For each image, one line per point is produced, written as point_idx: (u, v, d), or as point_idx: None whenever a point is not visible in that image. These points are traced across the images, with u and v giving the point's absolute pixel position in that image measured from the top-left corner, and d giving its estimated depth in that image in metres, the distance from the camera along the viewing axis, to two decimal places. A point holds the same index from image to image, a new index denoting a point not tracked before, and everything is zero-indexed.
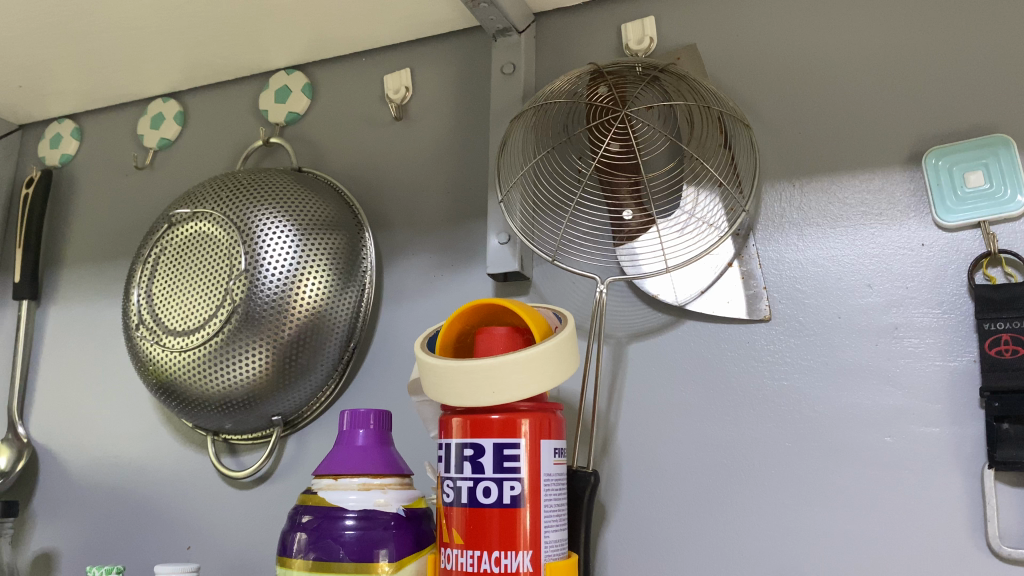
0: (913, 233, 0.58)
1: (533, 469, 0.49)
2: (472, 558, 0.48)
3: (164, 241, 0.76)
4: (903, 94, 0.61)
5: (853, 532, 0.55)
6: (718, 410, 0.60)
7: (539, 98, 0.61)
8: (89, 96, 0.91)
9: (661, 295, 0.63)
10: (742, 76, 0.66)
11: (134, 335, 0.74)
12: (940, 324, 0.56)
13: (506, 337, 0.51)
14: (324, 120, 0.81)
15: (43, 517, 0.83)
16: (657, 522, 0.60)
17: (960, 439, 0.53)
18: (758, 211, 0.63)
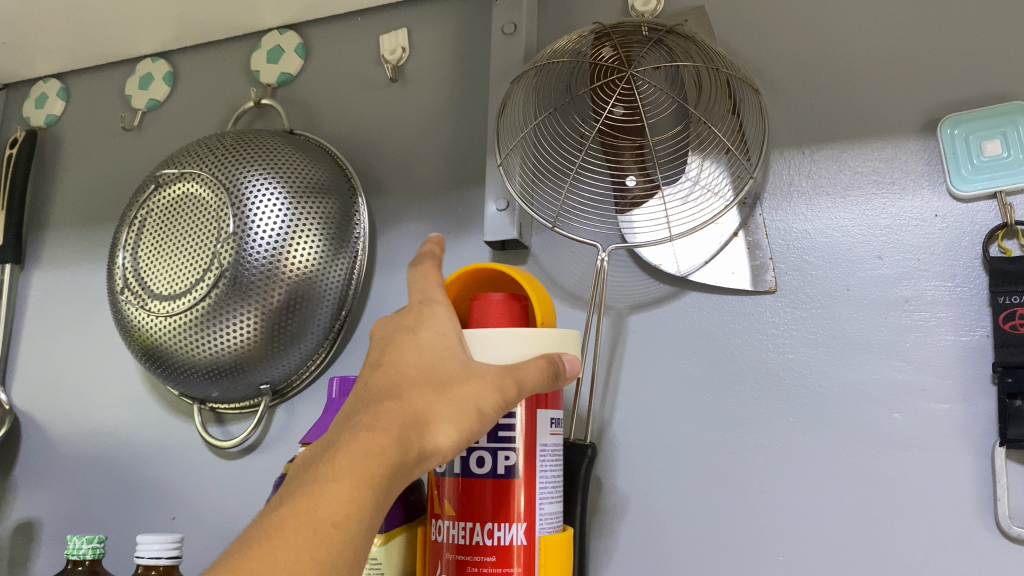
0: (926, 203, 0.56)
1: (529, 440, 0.47)
2: (464, 530, 0.46)
3: (151, 203, 0.73)
4: (920, 60, 0.58)
5: (858, 511, 0.53)
6: (720, 383, 0.58)
7: (542, 57, 0.59)
8: (75, 54, 0.88)
9: (663, 264, 0.61)
10: (752, 40, 0.64)
11: (119, 299, 0.72)
12: (953, 297, 0.54)
13: (502, 305, 0.49)
14: (317, 82, 0.79)
15: (26, 485, 0.81)
16: (655, 498, 0.58)
17: (971, 416, 0.52)
18: (765, 179, 0.61)
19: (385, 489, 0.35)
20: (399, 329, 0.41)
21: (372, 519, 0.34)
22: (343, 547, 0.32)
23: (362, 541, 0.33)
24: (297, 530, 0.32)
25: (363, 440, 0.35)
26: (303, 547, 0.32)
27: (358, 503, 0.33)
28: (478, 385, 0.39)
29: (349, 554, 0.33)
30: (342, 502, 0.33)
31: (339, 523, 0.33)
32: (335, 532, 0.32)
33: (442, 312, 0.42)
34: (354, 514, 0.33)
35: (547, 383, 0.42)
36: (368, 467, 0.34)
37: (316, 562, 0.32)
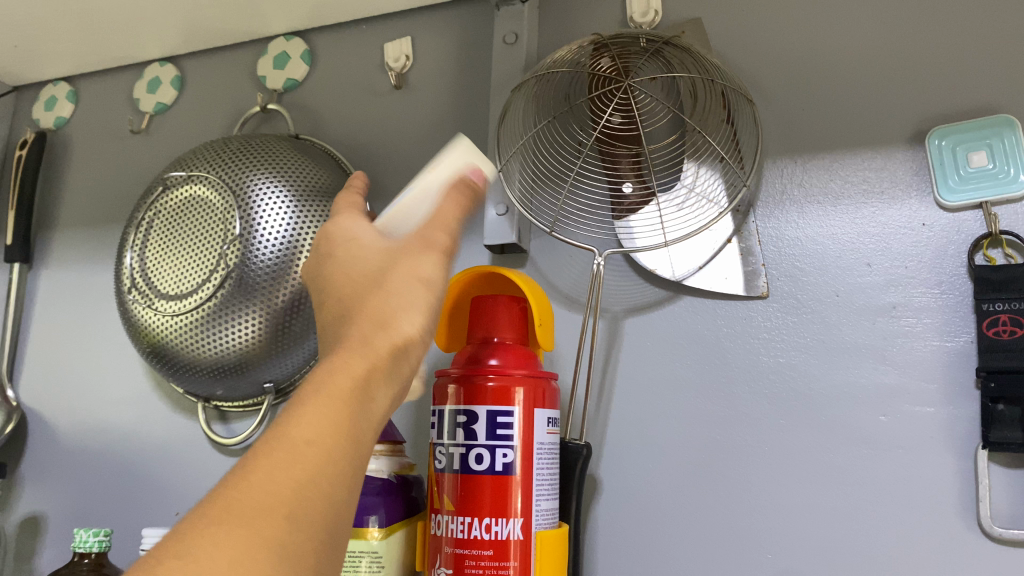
0: (913, 212, 0.58)
1: (526, 438, 0.49)
2: (463, 524, 0.48)
3: (158, 204, 0.75)
4: (910, 72, 0.60)
5: (845, 510, 0.54)
6: (712, 385, 0.60)
7: (541, 68, 0.60)
8: (84, 57, 0.90)
9: (659, 269, 0.62)
10: (748, 51, 0.65)
11: (126, 298, 0.73)
12: (939, 304, 0.56)
13: (502, 306, 0.52)
14: (322, 88, 0.80)
15: (32, 480, 0.82)
16: (648, 497, 0.59)
17: (954, 419, 0.53)
18: (758, 187, 0.62)
19: (355, 406, 0.33)
20: (320, 260, 0.42)
21: (352, 436, 0.32)
22: (321, 466, 0.30)
23: (341, 464, 0.31)
24: (271, 454, 0.30)
25: (326, 367, 0.33)
26: (278, 468, 0.29)
27: (332, 424, 0.31)
28: (410, 258, 0.39)
29: (332, 476, 0.30)
30: (315, 423, 0.31)
31: (313, 441, 0.31)
32: (311, 450, 0.30)
33: (348, 222, 0.44)
34: (330, 433, 0.31)
35: (467, 201, 0.44)
36: (336, 386, 0.33)
37: (295, 480, 0.29)
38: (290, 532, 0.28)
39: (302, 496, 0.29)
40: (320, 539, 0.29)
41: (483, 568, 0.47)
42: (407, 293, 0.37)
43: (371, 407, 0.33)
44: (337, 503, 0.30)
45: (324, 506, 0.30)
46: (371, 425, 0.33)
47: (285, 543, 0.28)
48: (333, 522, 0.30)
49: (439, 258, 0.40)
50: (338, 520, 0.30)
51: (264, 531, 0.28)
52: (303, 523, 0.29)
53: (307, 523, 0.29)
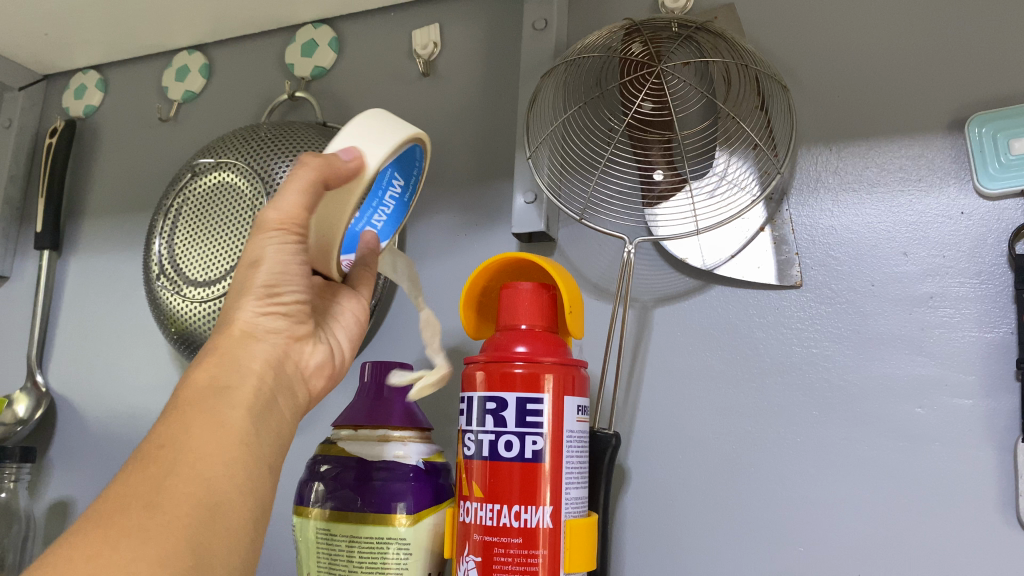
0: (952, 200, 0.57)
1: (555, 426, 0.48)
2: (492, 511, 0.47)
3: (187, 191, 0.75)
4: (950, 57, 0.59)
5: (879, 503, 0.53)
6: (744, 376, 0.59)
7: (572, 53, 0.60)
8: (113, 46, 0.90)
9: (689, 258, 0.61)
10: (781, 37, 0.64)
11: (155, 285, 0.73)
12: (977, 294, 0.54)
13: (531, 294, 0.52)
14: (350, 76, 0.80)
15: (60, 465, 0.83)
16: (678, 489, 0.59)
17: (993, 412, 0.52)
18: (792, 174, 0.61)
19: (202, 405, 0.41)
20: None
21: (204, 427, 0.40)
22: (170, 456, 0.38)
23: (196, 451, 0.38)
24: (132, 469, 0.37)
25: (178, 396, 0.41)
26: (139, 476, 0.37)
27: (182, 430, 0.39)
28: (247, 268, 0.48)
29: (191, 465, 0.38)
30: (167, 435, 0.39)
31: (164, 447, 0.38)
32: (166, 453, 0.38)
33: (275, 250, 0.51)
34: (173, 436, 0.39)
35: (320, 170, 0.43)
36: (184, 397, 0.41)
37: (147, 477, 0.37)
38: (151, 513, 0.35)
39: (161, 485, 0.36)
40: (189, 509, 0.36)
41: (512, 556, 0.46)
42: (250, 284, 0.46)
43: (226, 406, 0.41)
44: (203, 485, 0.37)
45: (189, 488, 0.37)
46: (233, 420, 0.41)
47: (150, 523, 0.35)
48: (202, 497, 0.37)
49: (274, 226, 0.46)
50: (208, 496, 0.37)
51: (127, 517, 0.34)
52: (164, 505, 0.35)
53: (172, 502, 0.36)
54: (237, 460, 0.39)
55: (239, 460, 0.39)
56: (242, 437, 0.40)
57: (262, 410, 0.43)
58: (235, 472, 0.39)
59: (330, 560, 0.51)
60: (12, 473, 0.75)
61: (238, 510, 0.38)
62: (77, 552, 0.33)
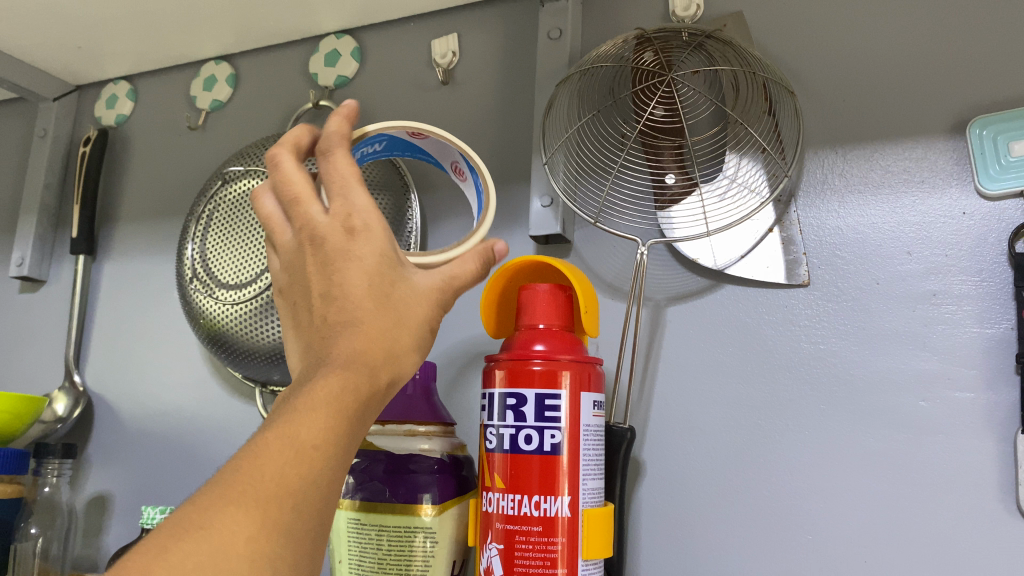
0: (955, 201, 0.59)
1: (573, 421, 0.51)
2: (513, 501, 0.50)
3: (218, 197, 0.78)
4: (953, 62, 0.61)
5: (884, 491, 0.56)
6: (753, 371, 0.61)
7: (585, 62, 0.63)
8: (143, 57, 0.94)
9: (701, 258, 0.64)
10: (789, 44, 0.66)
11: (187, 287, 0.77)
12: (979, 291, 0.56)
13: (548, 295, 0.54)
14: (372, 84, 0.83)
15: (97, 461, 0.87)
16: (691, 480, 0.61)
17: (995, 405, 0.54)
18: (800, 177, 0.64)
19: (353, 423, 0.36)
20: (350, 200, 0.41)
21: (342, 452, 0.36)
22: (320, 467, 0.34)
23: (336, 469, 0.35)
24: (280, 451, 0.34)
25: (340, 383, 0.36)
26: (288, 463, 0.33)
27: (336, 433, 0.35)
28: (420, 304, 0.41)
29: (328, 477, 0.35)
30: (315, 433, 0.35)
31: (318, 449, 0.34)
32: (315, 455, 0.34)
33: (371, 213, 0.41)
34: (329, 439, 0.35)
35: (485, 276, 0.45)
36: (337, 404, 0.36)
37: (299, 477, 0.33)
38: (296, 514, 0.33)
39: (305, 492, 0.33)
40: (313, 529, 0.34)
41: (532, 543, 0.49)
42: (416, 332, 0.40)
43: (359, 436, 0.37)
44: (331, 502, 0.35)
45: (319, 504, 0.34)
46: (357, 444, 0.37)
47: (291, 528, 0.33)
48: (326, 515, 0.35)
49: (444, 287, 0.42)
50: (326, 516, 0.35)
51: (275, 513, 0.32)
52: (306, 512, 0.33)
53: (309, 513, 0.33)
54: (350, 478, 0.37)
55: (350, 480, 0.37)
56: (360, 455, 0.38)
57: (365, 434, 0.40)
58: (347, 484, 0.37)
59: (361, 549, 0.54)
60: (54, 468, 0.78)
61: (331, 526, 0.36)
62: (220, 541, 0.30)
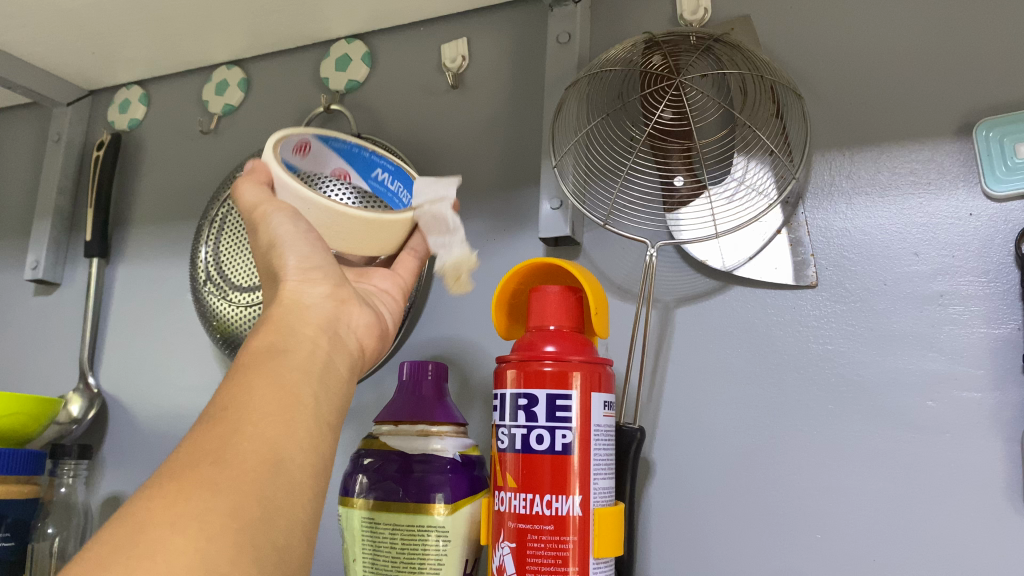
0: (961, 203, 0.59)
1: (584, 421, 0.51)
2: (525, 500, 0.51)
3: (231, 201, 0.79)
4: (958, 65, 0.61)
5: (893, 492, 0.56)
6: (762, 372, 0.62)
7: (595, 66, 0.63)
8: (156, 62, 0.95)
9: (709, 260, 0.64)
10: (796, 47, 0.67)
11: (202, 290, 0.78)
12: (986, 292, 0.57)
13: (559, 297, 0.55)
14: (382, 89, 0.84)
15: (112, 462, 0.88)
16: (700, 479, 0.62)
17: (1002, 404, 0.55)
18: (808, 179, 0.64)
19: (252, 368, 0.41)
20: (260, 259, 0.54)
21: (255, 395, 0.39)
22: (234, 415, 0.38)
23: (256, 407, 0.38)
24: (200, 431, 0.37)
25: (238, 360, 0.42)
26: (207, 435, 0.37)
27: (246, 391, 0.39)
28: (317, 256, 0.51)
29: (253, 426, 0.37)
30: (227, 400, 0.39)
31: (228, 409, 0.38)
32: (231, 415, 0.38)
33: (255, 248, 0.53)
34: (237, 396, 0.39)
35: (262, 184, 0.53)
36: (244, 370, 0.41)
37: (217, 437, 0.36)
38: (220, 468, 0.35)
39: (230, 447, 0.36)
40: (259, 471, 0.35)
41: (544, 542, 0.50)
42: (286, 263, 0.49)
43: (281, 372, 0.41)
44: (269, 447, 0.37)
45: (257, 449, 0.36)
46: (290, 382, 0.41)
47: (221, 480, 0.34)
48: (268, 458, 0.36)
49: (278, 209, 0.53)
50: (270, 460, 0.36)
51: (199, 476, 0.34)
52: (233, 465, 0.35)
53: (238, 462, 0.35)
54: (299, 424, 0.39)
55: (297, 420, 0.39)
56: (305, 400, 0.40)
57: (322, 370, 0.43)
58: (297, 439, 0.38)
59: (374, 548, 0.55)
60: (71, 469, 0.80)
61: (298, 473, 0.37)
62: (150, 514, 0.32)
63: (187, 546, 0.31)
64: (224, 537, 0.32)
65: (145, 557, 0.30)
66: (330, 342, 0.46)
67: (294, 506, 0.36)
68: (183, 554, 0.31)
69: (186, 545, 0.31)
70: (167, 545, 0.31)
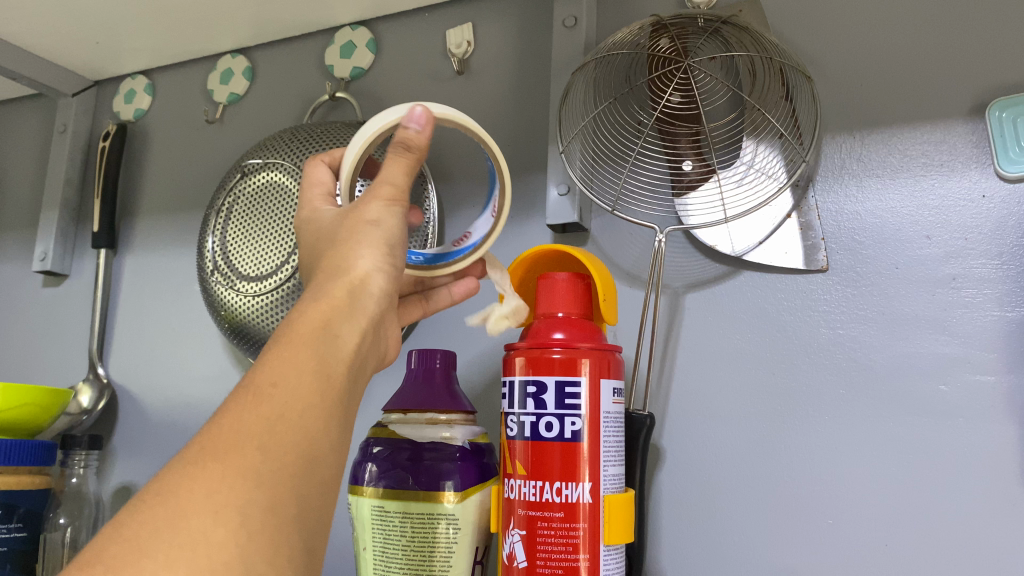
0: (974, 184, 0.58)
1: (593, 408, 0.51)
2: (535, 488, 0.50)
3: (237, 190, 0.78)
4: (971, 45, 0.60)
5: (905, 478, 0.56)
6: (772, 357, 0.61)
7: (601, 50, 0.63)
8: (160, 52, 0.95)
9: (719, 245, 0.64)
10: (806, 29, 0.66)
11: (209, 279, 0.78)
12: (999, 275, 0.56)
13: (567, 283, 0.55)
14: (388, 76, 0.83)
15: (122, 452, 0.88)
16: (711, 466, 0.62)
17: (1016, 388, 0.54)
18: (818, 162, 0.63)
19: (313, 363, 0.37)
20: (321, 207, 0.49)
21: (312, 393, 0.36)
22: (279, 403, 0.35)
23: (305, 401, 0.36)
24: (241, 404, 0.35)
25: (287, 330, 0.39)
26: (251, 414, 0.34)
27: (297, 372, 0.37)
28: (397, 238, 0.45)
29: (298, 414, 0.35)
30: (276, 373, 0.36)
31: (276, 388, 0.36)
32: (277, 396, 0.35)
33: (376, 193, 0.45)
34: (287, 377, 0.36)
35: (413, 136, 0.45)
36: (298, 343, 0.38)
37: (261, 420, 0.34)
38: (264, 457, 0.33)
39: (275, 435, 0.34)
40: (298, 464, 0.34)
41: (554, 529, 0.49)
42: (372, 235, 0.44)
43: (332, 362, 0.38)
44: (308, 438, 0.35)
45: (300, 437, 0.35)
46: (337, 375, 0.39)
47: (261, 470, 0.33)
48: (307, 452, 0.35)
49: (388, 196, 0.45)
50: (311, 453, 0.35)
51: (239, 460, 0.33)
52: (277, 455, 0.34)
53: (281, 453, 0.34)
54: (335, 417, 0.38)
55: (334, 414, 0.37)
56: (342, 393, 0.38)
57: (359, 366, 0.41)
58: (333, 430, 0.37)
59: (385, 536, 0.55)
60: (81, 459, 0.80)
61: (329, 470, 0.36)
62: (186, 500, 0.31)
63: (227, 542, 0.30)
64: (263, 535, 0.32)
65: (186, 548, 0.30)
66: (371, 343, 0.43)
67: (320, 502, 0.35)
68: (221, 551, 0.30)
69: (226, 540, 0.30)
70: (206, 541, 0.30)
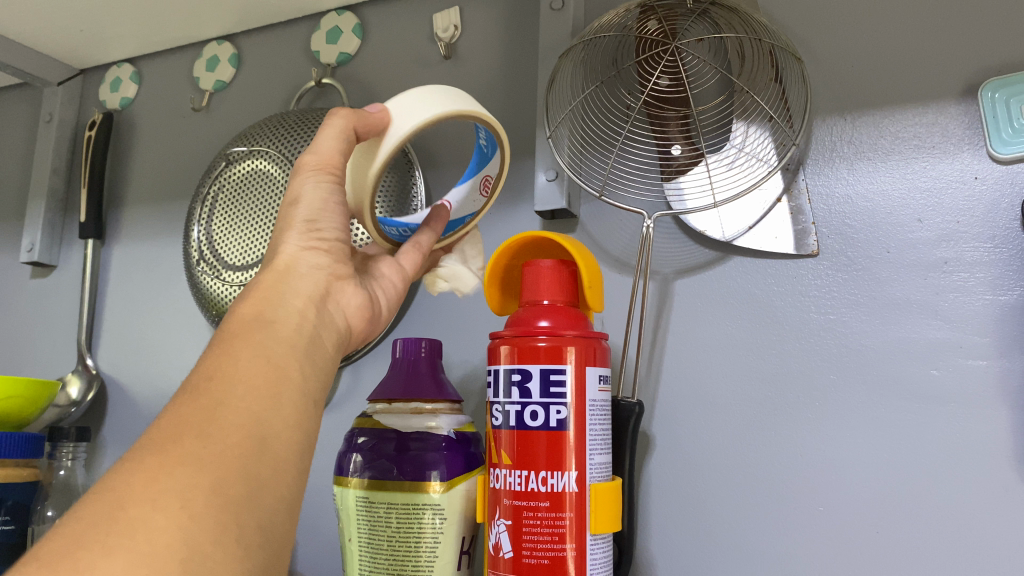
0: (966, 166, 0.57)
1: (579, 396, 0.50)
2: (520, 477, 0.50)
3: (223, 177, 0.77)
4: (964, 24, 0.59)
5: (896, 463, 0.55)
6: (763, 343, 0.61)
7: (589, 32, 0.62)
8: (145, 39, 0.93)
9: (709, 230, 0.63)
10: (796, 9, 0.65)
11: (195, 269, 0.77)
12: (990, 258, 0.55)
13: (553, 270, 0.54)
14: (375, 61, 0.82)
15: (112, 443, 0.87)
16: (701, 453, 0.61)
17: (1008, 372, 0.53)
18: (808, 145, 0.62)
19: (246, 341, 0.38)
20: None
21: (249, 360, 0.37)
22: (219, 388, 0.35)
23: (245, 380, 0.36)
24: (181, 402, 0.35)
25: (223, 325, 0.40)
26: (191, 407, 0.34)
27: (234, 363, 0.37)
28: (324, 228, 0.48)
29: (239, 400, 0.35)
30: (213, 367, 0.37)
31: (214, 380, 0.36)
32: (217, 387, 0.35)
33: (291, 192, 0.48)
34: (224, 365, 0.37)
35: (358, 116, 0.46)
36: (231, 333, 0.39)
37: (201, 409, 0.34)
38: (205, 442, 0.33)
39: (214, 422, 0.34)
40: (246, 449, 0.34)
41: (540, 519, 0.49)
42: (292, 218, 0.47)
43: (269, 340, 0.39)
44: (252, 420, 0.35)
45: (245, 419, 0.35)
46: (281, 355, 0.39)
47: (203, 455, 0.32)
48: (254, 437, 0.34)
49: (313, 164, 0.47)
50: (258, 437, 0.35)
51: (177, 448, 0.32)
52: (218, 440, 0.33)
53: (223, 437, 0.33)
54: (286, 399, 0.37)
55: (286, 398, 0.37)
56: (291, 373, 0.38)
57: (310, 344, 0.41)
58: (286, 415, 0.37)
59: (370, 526, 0.54)
60: (69, 452, 0.79)
61: (283, 453, 0.35)
62: (124, 488, 0.30)
63: (169, 526, 0.29)
64: (207, 516, 0.31)
65: (124, 533, 0.29)
66: (319, 316, 0.44)
67: (278, 488, 0.35)
68: (162, 534, 0.29)
69: (171, 525, 0.30)
70: (146, 526, 0.29)
